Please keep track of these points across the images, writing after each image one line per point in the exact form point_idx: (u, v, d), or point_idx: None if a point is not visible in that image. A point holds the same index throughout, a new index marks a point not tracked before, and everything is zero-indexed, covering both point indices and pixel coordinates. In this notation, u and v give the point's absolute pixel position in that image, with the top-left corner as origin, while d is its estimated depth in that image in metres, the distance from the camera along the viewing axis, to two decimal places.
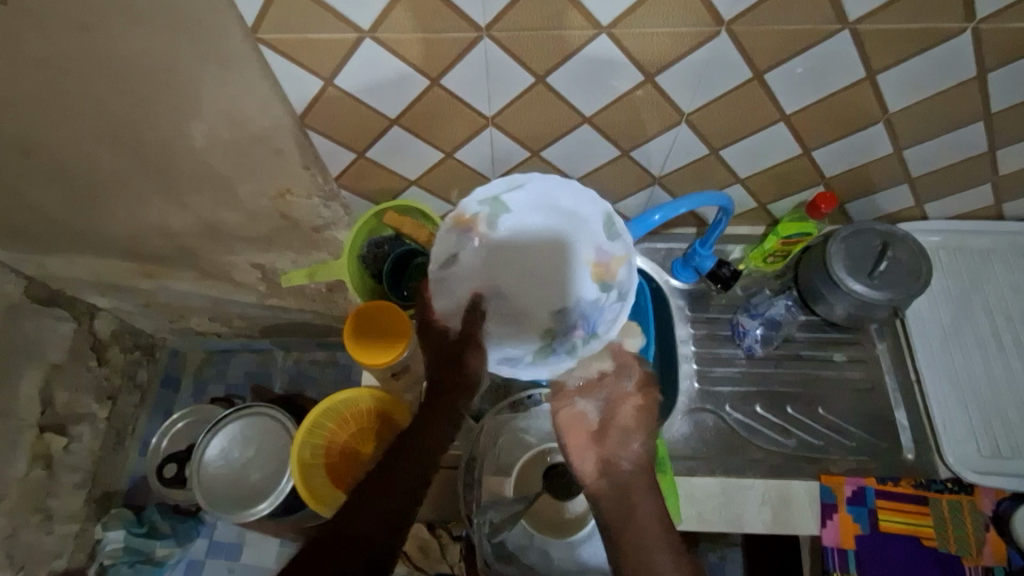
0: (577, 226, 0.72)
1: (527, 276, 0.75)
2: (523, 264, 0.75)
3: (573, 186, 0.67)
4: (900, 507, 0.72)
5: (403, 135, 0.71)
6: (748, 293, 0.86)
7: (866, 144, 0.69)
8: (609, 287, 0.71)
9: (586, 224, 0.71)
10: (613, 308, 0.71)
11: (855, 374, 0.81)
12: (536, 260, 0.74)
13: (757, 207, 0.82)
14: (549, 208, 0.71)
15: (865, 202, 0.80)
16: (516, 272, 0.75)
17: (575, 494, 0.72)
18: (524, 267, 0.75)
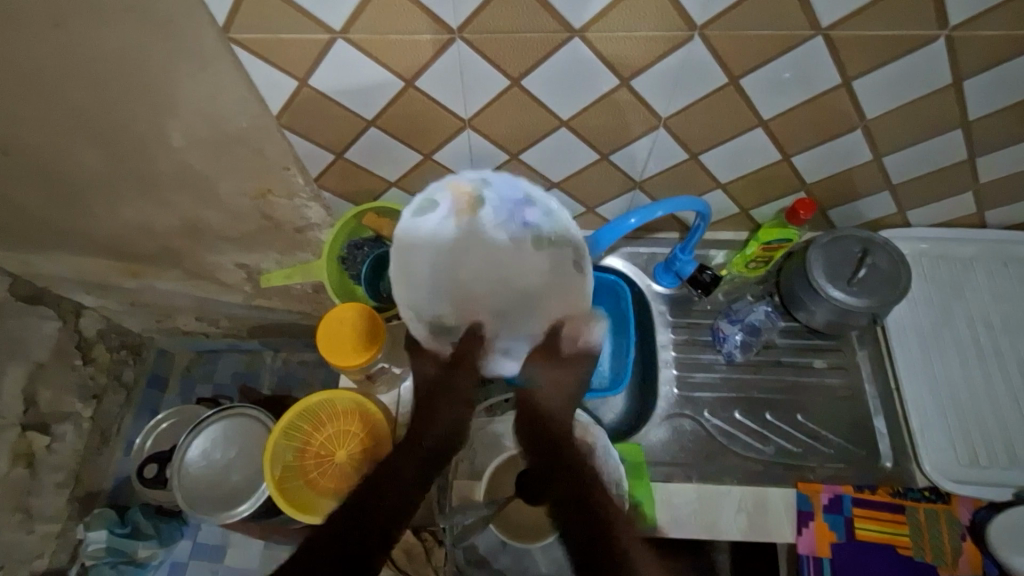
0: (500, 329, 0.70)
1: (492, 296, 0.70)
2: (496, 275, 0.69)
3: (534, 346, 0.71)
4: (877, 515, 0.72)
5: (381, 137, 0.71)
6: (730, 298, 0.86)
7: (846, 151, 0.69)
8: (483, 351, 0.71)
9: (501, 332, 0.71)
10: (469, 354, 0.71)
11: (835, 381, 0.80)
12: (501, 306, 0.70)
13: (739, 212, 0.81)
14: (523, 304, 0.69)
15: (847, 209, 0.80)
16: (496, 278, 0.69)
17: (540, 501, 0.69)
18: (495, 286, 0.69)
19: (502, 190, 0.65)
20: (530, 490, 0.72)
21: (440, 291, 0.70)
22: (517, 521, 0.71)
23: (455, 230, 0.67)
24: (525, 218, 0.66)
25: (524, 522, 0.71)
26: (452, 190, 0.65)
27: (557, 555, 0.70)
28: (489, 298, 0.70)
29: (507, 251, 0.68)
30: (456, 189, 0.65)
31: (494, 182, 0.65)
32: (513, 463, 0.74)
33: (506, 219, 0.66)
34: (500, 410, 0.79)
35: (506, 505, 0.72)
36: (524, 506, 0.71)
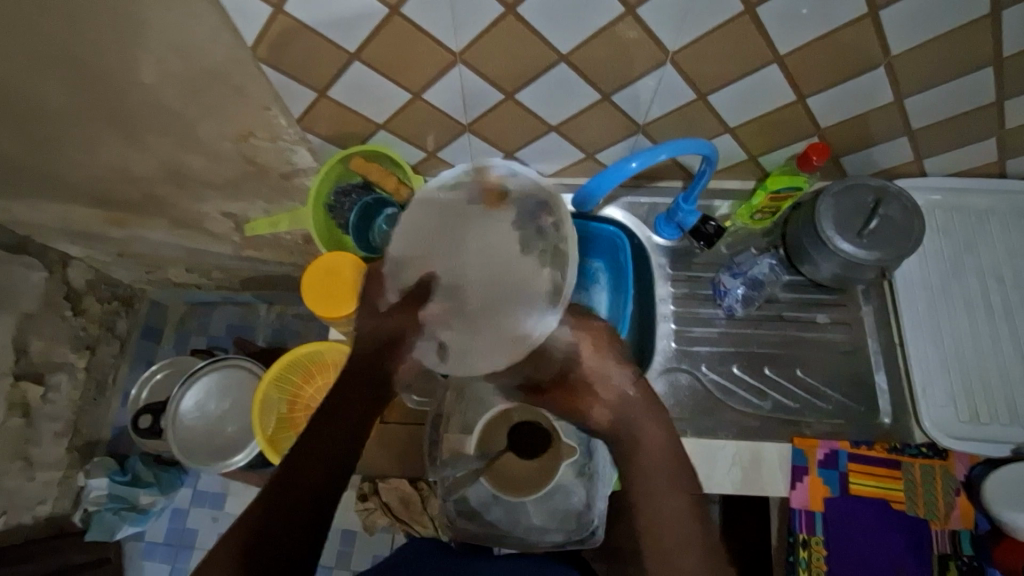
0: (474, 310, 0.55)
1: (471, 292, 0.55)
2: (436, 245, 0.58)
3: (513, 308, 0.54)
4: (872, 470, 0.71)
5: (366, 72, 0.66)
6: (733, 251, 0.83)
7: (865, 91, 0.64)
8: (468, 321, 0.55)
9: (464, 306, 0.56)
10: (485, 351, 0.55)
11: (836, 336, 0.78)
12: (492, 308, 0.55)
13: (748, 159, 0.77)
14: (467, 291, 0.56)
15: (860, 156, 0.75)
16: (497, 279, 0.55)
17: (538, 453, 0.71)
18: (491, 288, 0.55)
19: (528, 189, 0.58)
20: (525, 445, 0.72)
21: (423, 250, 0.58)
22: (516, 478, 0.71)
23: (474, 210, 0.58)
24: (538, 231, 0.57)
25: (526, 482, 0.71)
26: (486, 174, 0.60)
27: (549, 506, 0.72)
28: (463, 280, 0.56)
29: (511, 259, 0.56)
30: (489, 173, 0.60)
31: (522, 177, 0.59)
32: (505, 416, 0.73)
33: (527, 226, 0.57)
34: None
35: (500, 459, 0.72)
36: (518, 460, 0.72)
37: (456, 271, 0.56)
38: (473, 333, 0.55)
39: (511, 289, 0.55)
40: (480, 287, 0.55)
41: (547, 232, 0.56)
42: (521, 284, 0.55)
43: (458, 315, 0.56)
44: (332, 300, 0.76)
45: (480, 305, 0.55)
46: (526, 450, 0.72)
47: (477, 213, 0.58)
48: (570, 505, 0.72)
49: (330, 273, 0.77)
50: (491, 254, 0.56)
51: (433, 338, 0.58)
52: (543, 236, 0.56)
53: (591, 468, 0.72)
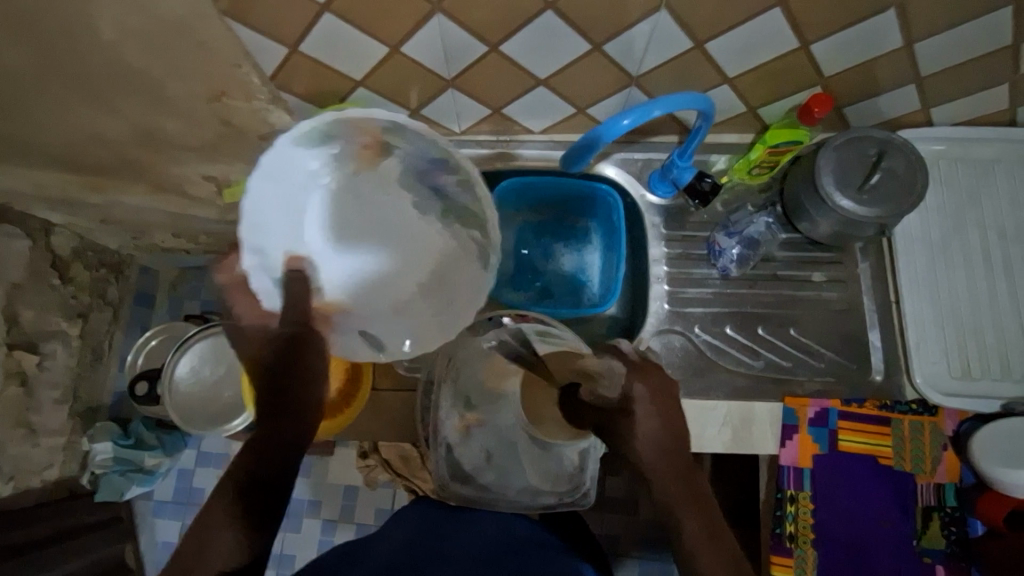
0: (387, 267, 0.69)
1: (364, 256, 0.69)
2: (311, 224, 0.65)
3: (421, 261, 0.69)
4: (862, 427, 0.72)
5: (340, 25, 0.61)
6: (729, 209, 0.80)
7: (874, 36, 0.60)
8: (380, 278, 0.69)
9: (372, 274, 0.69)
10: (399, 317, 0.68)
11: (832, 295, 0.77)
12: (406, 268, 0.70)
13: (746, 111, 0.73)
14: (373, 249, 0.69)
15: (865, 106, 0.72)
16: (400, 247, 0.70)
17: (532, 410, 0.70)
18: (405, 237, 0.70)
19: (414, 150, 0.62)
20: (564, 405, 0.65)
21: (296, 234, 0.65)
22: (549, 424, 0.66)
23: (360, 179, 0.67)
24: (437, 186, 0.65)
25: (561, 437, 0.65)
26: (364, 129, 0.61)
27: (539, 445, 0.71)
28: (361, 246, 0.69)
29: (410, 221, 0.70)
30: (369, 128, 0.60)
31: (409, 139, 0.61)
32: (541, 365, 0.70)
33: (416, 184, 0.67)
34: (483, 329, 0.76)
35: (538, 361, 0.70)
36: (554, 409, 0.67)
37: (347, 239, 0.68)
38: (379, 316, 0.67)
39: (412, 250, 0.70)
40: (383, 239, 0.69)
41: (450, 189, 0.64)
42: (422, 248, 0.70)
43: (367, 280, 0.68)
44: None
45: (376, 286, 0.69)
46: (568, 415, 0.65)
47: (351, 175, 0.66)
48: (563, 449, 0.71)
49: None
50: (393, 219, 0.70)
51: (353, 331, 0.66)
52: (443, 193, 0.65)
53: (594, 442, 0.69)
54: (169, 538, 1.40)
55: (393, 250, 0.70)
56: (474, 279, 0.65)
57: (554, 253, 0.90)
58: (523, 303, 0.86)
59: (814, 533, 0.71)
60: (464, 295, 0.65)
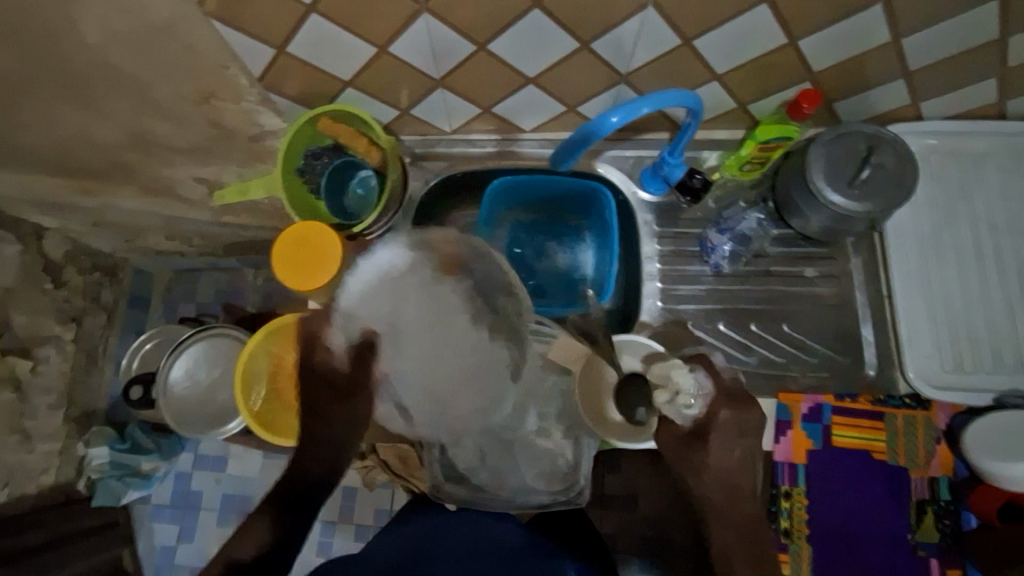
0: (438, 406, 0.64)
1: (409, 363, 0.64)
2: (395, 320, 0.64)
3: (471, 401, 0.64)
4: (856, 422, 0.72)
5: (326, 25, 0.61)
6: (721, 205, 0.80)
7: (862, 30, 0.60)
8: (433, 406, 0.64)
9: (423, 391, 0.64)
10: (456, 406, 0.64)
11: (825, 289, 0.77)
12: (439, 363, 0.62)
13: (737, 107, 0.73)
14: (463, 373, 0.63)
15: (855, 101, 0.71)
16: (445, 369, 0.62)
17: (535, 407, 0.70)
18: (456, 368, 0.63)
19: (486, 273, 0.68)
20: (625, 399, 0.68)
21: (369, 311, 0.65)
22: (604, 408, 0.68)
23: (417, 277, 0.65)
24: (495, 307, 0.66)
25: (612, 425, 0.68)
26: (446, 244, 0.68)
27: (525, 442, 0.70)
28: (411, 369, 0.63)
29: (459, 314, 0.64)
30: (451, 244, 0.68)
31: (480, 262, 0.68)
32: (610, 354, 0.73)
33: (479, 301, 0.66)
34: None
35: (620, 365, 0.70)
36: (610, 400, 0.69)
37: (401, 369, 0.64)
38: (434, 398, 0.64)
39: (454, 377, 0.63)
40: (424, 327, 0.64)
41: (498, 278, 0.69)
42: (467, 378, 0.63)
43: (405, 354, 0.64)
44: (304, 275, 0.69)
45: (426, 384, 0.64)
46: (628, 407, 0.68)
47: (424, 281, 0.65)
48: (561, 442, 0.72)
49: (298, 243, 0.69)
50: (446, 323, 0.64)
51: (390, 401, 0.67)
52: (499, 309, 0.66)
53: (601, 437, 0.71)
54: (167, 542, 1.38)
55: (443, 363, 0.63)
56: (501, 383, 0.65)
57: (548, 251, 0.89)
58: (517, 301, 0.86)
59: (809, 529, 0.71)
60: (490, 375, 0.64)
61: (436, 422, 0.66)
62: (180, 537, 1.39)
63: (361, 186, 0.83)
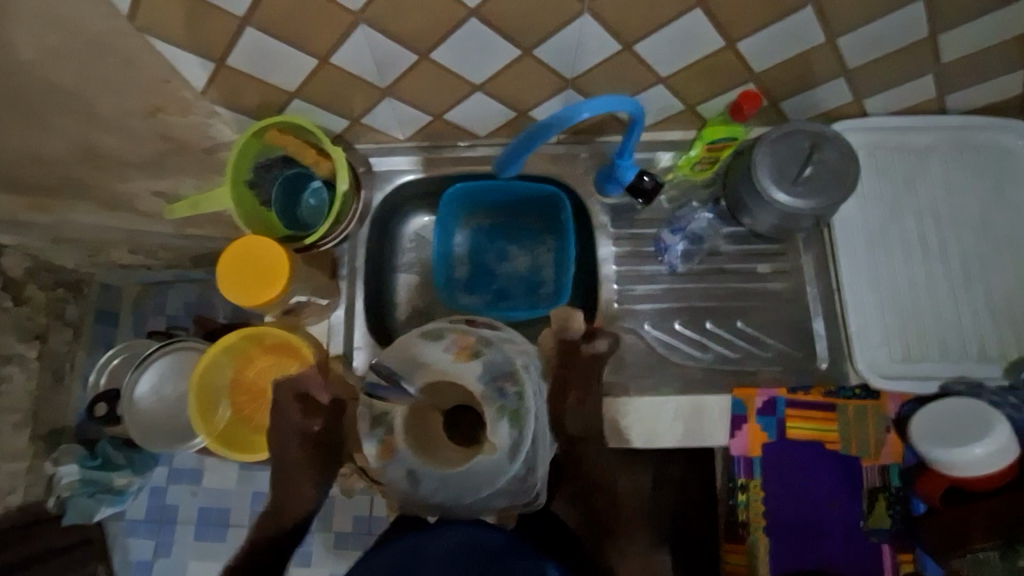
0: (464, 484, 0.66)
1: (420, 453, 0.67)
2: (417, 405, 0.68)
3: (477, 485, 0.66)
4: (808, 414, 0.73)
5: (263, 39, 0.60)
6: (675, 205, 0.81)
7: (794, 32, 0.61)
8: (443, 484, 0.66)
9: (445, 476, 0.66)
10: (460, 493, 0.66)
11: (779, 285, 0.78)
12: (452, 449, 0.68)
13: (686, 108, 0.74)
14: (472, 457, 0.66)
15: (802, 98, 0.73)
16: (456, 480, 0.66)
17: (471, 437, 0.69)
18: (471, 466, 0.66)
19: (499, 356, 0.70)
20: (455, 428, 0.70)
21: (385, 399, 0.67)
22: (434, 442, 0.69)
23: (439, 359, 0.69)
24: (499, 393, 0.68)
25: (444, 452, 0.68)
26: (460, 334, 0.71)
27: (485, 463, 0.65)
28: (425, 449, 0.67)
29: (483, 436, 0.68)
30: (465, 334, 0.71)
31: (497, 346, 0.70)
32: (426, 398, 0.69)
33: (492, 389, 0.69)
34: (405, 358, 0.69)
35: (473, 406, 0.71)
36: (461, 437, 0.69)
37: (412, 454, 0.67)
38: (441, 476, 0.66)
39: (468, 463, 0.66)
40: (428, 416, 0.69)
41: (497, 355, 0.69)
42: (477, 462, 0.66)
43: (417, 440, 0.67)
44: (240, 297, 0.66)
45: (438, 468, 0.66)
46: (458, 434, 0.70)
47: (449, 366, 0.69)
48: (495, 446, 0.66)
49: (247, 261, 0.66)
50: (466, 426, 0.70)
51: (401, 467, 0.67)
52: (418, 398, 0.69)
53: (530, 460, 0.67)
54: (144, 557, 1.37)
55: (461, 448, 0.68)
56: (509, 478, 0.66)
57: (509, 254, 0.88)
58: (477, 306, 0.85)
59: (766, 519, 0.72)
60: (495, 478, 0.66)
61: (445, 493, 0.66)
62: (157, 552, 1.37)
63: (316, 195, 0.79)
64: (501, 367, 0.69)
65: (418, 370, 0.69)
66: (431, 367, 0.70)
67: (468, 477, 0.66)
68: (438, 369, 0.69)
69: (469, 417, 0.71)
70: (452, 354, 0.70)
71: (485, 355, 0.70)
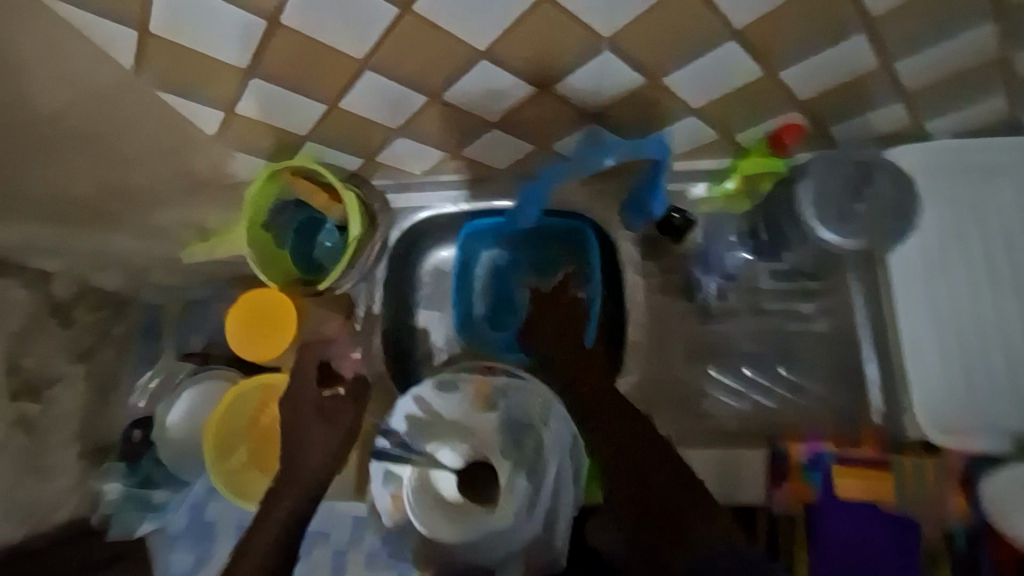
0: (482, 535, 0.63)
1: (434, 505, 0.65)
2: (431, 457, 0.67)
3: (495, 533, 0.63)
4: (857, 470, 0.66)
5: (270, 87, 0.58)
6: (708, 238, 0.73)
7: (840, 58, 0.55)
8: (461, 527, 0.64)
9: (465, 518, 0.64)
10: (480, 536, 0.64)
11: (824, 326, 0.71)
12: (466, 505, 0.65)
13: (721, 137, 0.67)
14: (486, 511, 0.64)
15: (854, 124, 0.65)
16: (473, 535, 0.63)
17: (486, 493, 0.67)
18: (484, 522, 0.63)
19: (517, 406, 0.69)
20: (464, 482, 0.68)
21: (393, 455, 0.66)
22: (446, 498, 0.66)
23: (453, 408, 0.69)
24: (516, 444, 0.67)
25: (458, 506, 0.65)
26: (476, 382, 0.69)
27: (498, 516, 0.63)
28: (439, 498, 0.65)
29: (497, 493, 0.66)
30: (480, 381, 0.69)
31: (515, 395, 0.69)
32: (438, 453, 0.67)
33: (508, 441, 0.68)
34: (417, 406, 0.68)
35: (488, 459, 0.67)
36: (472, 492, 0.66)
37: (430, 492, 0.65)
38: (456, 522, 0.64)
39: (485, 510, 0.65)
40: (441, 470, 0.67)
41: (515, 404, 0.69)
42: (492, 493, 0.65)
43: (429, 493, 0.66)
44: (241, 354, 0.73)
45: (453, 523, 0.64)
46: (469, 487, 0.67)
47: (464, 415, 0.69)
48: (510, 500, 0.64)
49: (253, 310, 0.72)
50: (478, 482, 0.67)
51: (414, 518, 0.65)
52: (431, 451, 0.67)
53: (549, 519, 0.64)
54: None
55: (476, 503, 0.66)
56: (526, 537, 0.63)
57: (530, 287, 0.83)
58: (499, 342, 0.80)
59: None
60: (514, 525, 0.64)
61: (463, 539, 0.64)
62: None
63: (331, 237, 0.77)
64: (519, 418, 0.68)
65: (430, 421, 0.68)
66: (445, 418, 0.69)
67: (485, 533, 0.63)
68: (453, 418, 0.69)
69: (488, 472, 0.68)
70: (467, 403, 0.69)
71: (501, 404, 0.69)
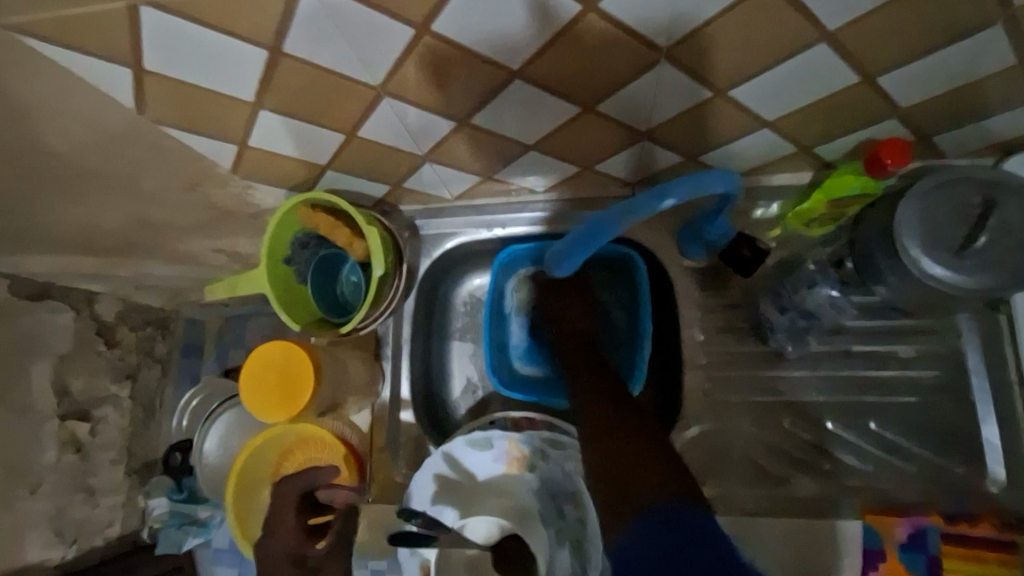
0: None
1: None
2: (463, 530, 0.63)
3: None
4: (968, 551, 0.56)
5: (282, 120, 0.53)
6: (784, 267, 0.65)
7: (961, 61, 0.44)
8: None
9: None
10: None
11: (926, 374, 0.61)
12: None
13: (798, 150, 0.57)
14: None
15: (964, 131, 0.54)
16: None
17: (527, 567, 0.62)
18: None
19: (553, 470, 0.64)
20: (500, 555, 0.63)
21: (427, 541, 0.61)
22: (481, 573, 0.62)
23: (488, 470, 0.65)
24: (557, 511, 0.64)
25: None
26: (512, 442, 0.65)
27: None
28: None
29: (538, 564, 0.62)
30: (515, 445, 0.65)
31: (552, 458, 0.65)
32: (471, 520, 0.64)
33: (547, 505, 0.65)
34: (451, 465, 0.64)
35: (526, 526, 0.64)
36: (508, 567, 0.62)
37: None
38: None
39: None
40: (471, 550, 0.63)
41: (552, 467, 0.64)
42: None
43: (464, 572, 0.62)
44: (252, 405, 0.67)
45: None
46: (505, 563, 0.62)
47: (499, 477, 0.65)
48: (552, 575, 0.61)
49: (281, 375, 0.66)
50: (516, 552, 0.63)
51: None
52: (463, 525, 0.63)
53: None
54: None
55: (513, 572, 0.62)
56: None
57: None
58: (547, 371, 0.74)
59: None
60: None
61: None
62: None
63: (355, 272, 0.73)
64: (556, 482, 0.64)
65: (467, 482, 0.65)
66: (479, 479, 0.65)
67: None
68: (489, 480, 0.65)
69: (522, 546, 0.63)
70: (503, 465, 0.65)
71: (537, 467, 0.65)
